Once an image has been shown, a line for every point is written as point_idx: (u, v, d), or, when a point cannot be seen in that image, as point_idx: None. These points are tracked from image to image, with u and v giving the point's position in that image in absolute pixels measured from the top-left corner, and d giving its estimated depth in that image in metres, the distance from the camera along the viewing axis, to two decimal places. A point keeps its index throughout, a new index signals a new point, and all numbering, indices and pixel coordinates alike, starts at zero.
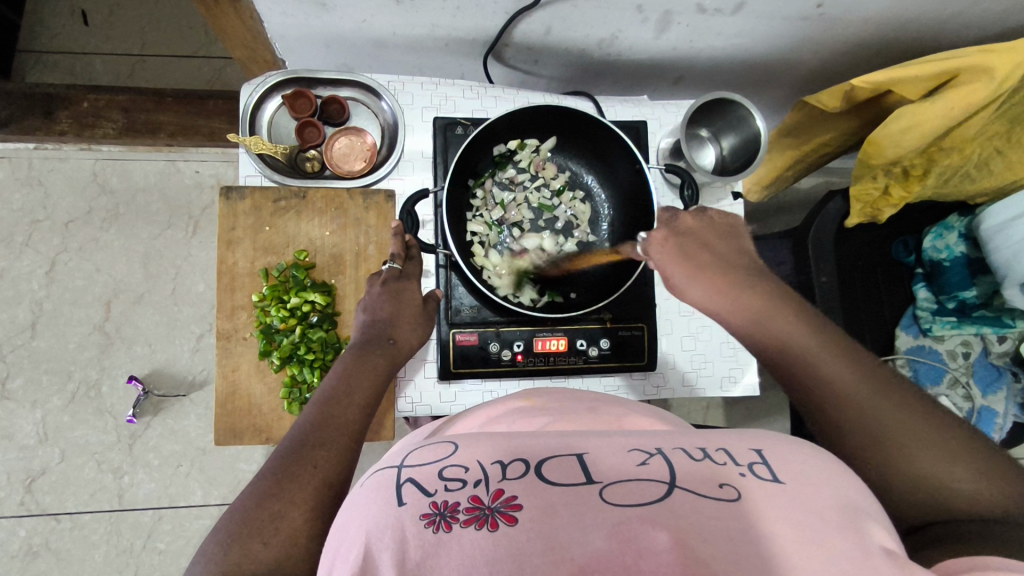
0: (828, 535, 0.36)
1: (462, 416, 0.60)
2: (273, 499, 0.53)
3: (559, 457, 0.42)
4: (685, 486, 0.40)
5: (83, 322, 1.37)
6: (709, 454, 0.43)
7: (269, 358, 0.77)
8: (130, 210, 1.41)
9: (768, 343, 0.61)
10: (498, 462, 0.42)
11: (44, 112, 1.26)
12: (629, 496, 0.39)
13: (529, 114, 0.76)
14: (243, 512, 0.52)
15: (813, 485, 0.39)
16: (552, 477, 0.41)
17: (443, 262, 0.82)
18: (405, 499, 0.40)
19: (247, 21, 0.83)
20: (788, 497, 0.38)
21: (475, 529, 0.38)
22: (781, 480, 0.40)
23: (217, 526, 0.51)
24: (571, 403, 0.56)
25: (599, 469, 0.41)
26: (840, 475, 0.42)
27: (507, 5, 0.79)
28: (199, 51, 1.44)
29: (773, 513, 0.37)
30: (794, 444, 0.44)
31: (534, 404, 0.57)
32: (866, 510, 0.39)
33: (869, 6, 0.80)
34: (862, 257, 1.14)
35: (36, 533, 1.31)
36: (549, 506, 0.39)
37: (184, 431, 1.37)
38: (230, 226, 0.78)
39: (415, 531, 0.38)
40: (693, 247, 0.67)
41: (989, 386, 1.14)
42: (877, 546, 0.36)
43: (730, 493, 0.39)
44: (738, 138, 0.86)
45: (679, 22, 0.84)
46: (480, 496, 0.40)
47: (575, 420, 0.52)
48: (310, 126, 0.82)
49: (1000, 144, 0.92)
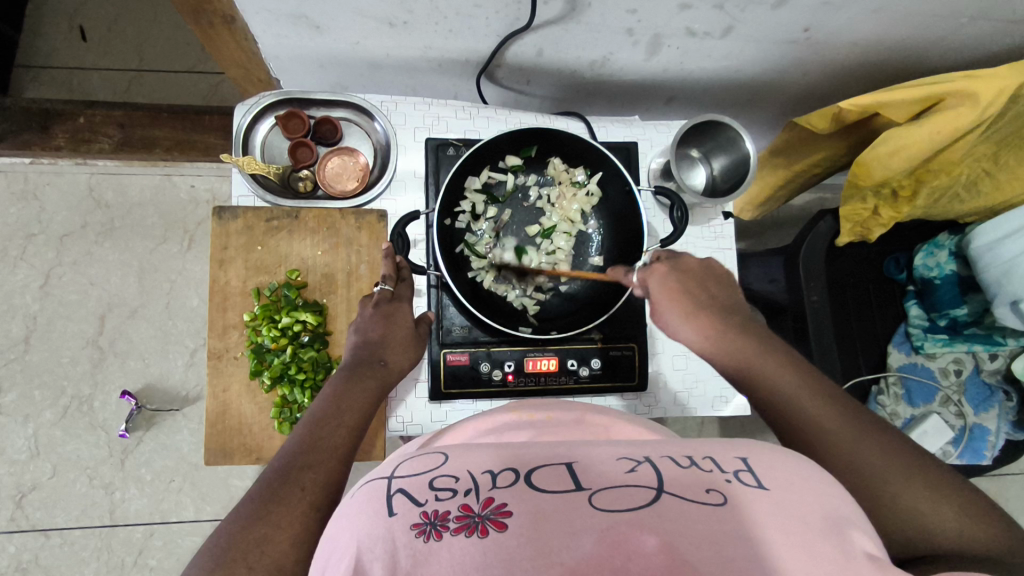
0: (811, 536, 0.34)
1: (448, 430, 0.55)
2: (258, 521, 0.51)
3: (549, 465, 0.41)
4: (671, 491, 0.38)
5: (77, 335, 1.37)
6: (695, 461, 0.41)
7: (259, 378, 0.77)
8: (125, 224, 1.41)
9: (739, 359, 0.64)
10: (489, 472, 0.41)
11: (41, 128, 1.26)
12: (620, 501, 0.37)
13: (512, 138, 0.78)
14: (228, 536, 0.50)
15: (797, 491, 0.38)
16: (542, 484, 0.39)
17: (434, 283, 0.82)
18: (396, 509, 0.38)
19: (241, 42, 0.84)
20: (772, 502, 0.36)
21: (465, 537, 0.36)
22: (766, 486, 0.38)
23: (202, 548, 0.50)
24: (563, 414, 0.54)
25: (588, 476, 0.39)
26: (826, 486, 0.40)
27: (499, 28, 0.80)
28: (196, 67, 1.45)
29: (763, 517, 0.35)
30: (775, 451, 0.42)
31: (523, 415, 0.54)
32: (849, 517, 0.37)
33: (856, 30, 0.82)
34: (854, 275, 1.14)
35: (26, 549, 1.30)
36: (537, 513, 0.37)
37: (177, 445, 1.36)
38: (223, 245, 0.79)
39: (405, 541, 0.36)
40: (688, 286, 0.70)
41: (981, 404, 1.14)
42: (860, 550, 0.34)
43: (717, 498, 0.37)
44: (728, 159, 0.87)
45: (669, 45, 0.85)
46: (470, 504, 0.38)
47: (564, 434, 0.49)
48: (303, 146, 0.82)
49: (988, 166, 0.94)
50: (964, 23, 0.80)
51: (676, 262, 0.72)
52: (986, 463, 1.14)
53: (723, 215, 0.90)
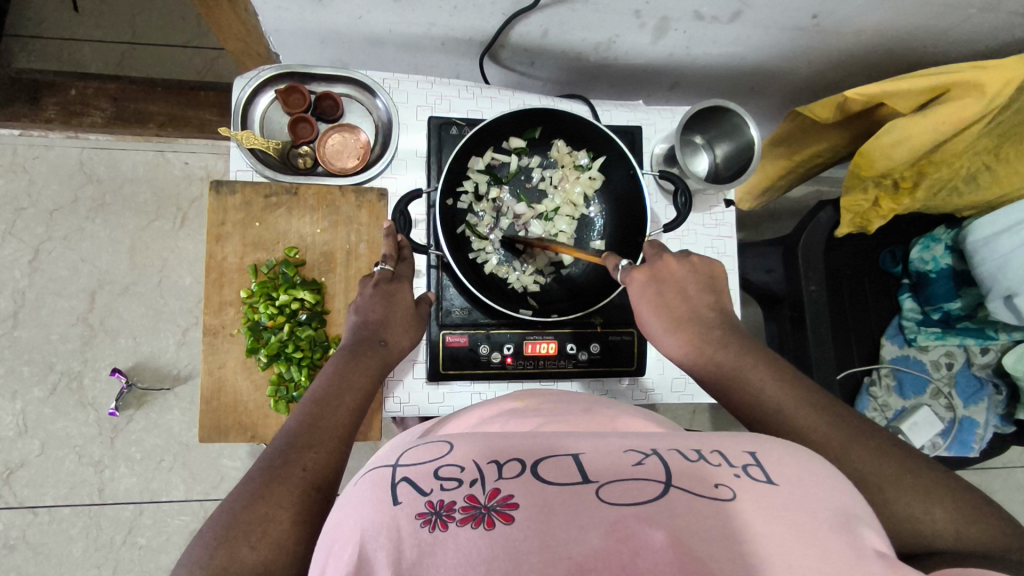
0: (823, 532, 0.34)
1: (454, 417, 0.56)
2: (260, 500, 0.51)
3: (556, 456, 0.40)
4: (679, 485, 0.37)
5: (66, 312, 1.35)
6: (703, 456, 0.40)
7: (256, 355, 0.76)
8: (117, 200, 1.38)
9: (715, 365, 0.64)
10: (494, 461, 0.40)
11: (31, 99, 1.23)
12: (627, 495, 0.37)
13: (514, 118, 0.77)
14: (229, 514, 0.50)
15: (808, 486, 0.37)
16: (548, 476, 0.38)
17: (435, 263, 0.82)
18: (401, 498, 0.38)
19: (241, 14, 0.82)
20: (782, 499, 0.36)
21: (471, 528, 0.35)
22: (776, 482, 0.37)
23: (203, 528, 0.50)
24: (567, 403, 0.54)
25: (596, 468, 0.39)
26: (835, 481, 0.39)
27: (505, 6, 0.78)
28: (190, 42, 1.42)
29: (772, 514, 0.34)
30: (786, 446, 0.42)
31: (529, 404, 0.55)
32: (856, 512, 0.37)
33: (865, 18, 0.81)
34: (851, 266, 1.15)
35: (13, 526, 1.28)
36: (544, 505, 0.36)
37: (167, 425, 1.35)
38: (220, 220, 0.77)
39: (410, 530, 0.36)
40: (671, 296, 0.69)
41: (971, 397, 1.15)
42: (869, 548, 0.34)
43: (726, 493, 0.36)
44: (732, 146, 0.86)
45: (676, 28, 0.85)
46: (476, 494, 0.37)
47: (570, 422, 0.49)
48: (303, 122, 0.81)
49: (988, 159, 0.94)
50: (972, 14, 0.80)
51: (657, 271, 0.70)
52: (974, 455, 1.15)
53: (725, 202, 0.90)
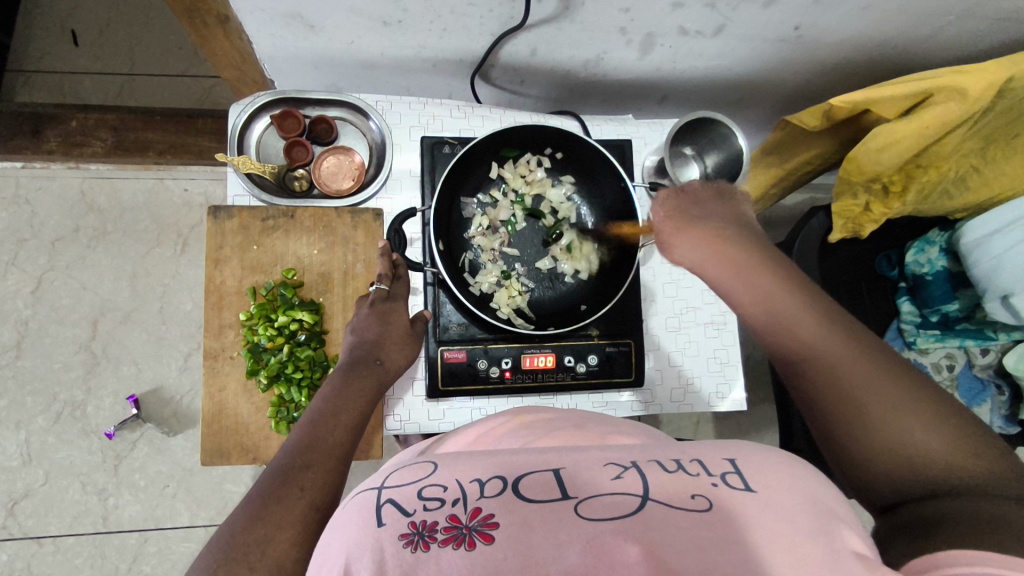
0: (800, 535, 0.34)
1: (448, 436, 0.56)
2: (259, 521, 0.51)
3: (539, 471, 0.40)
4: (657, 499, 0.37)
5: (69, 341, 1.36)
6: (683, 465, 0.40)
7: (256, 377, 0.76)
8: (118, 228, 1.40)
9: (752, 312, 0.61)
10: (477, 480, 0.40)
11: (33, 131, 1.25)
12: (604, 511, 0.37)
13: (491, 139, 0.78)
14: (228, 537, 0.49)
15: (786, 492, 0.37)
16: (529, 493, 0.38)
17: (431, 280, 0.83)
18: (384, 520, 0.38)
19: (236, 43, 0.84)
20: (762, 506, 0.36)
21: (452, 549, 0.36)
22: (755, 489, 0.37)
23: (202, 549, 0.50)
24: (562, 416, 0.55)
25: (576, 484, 0.39)
26: (816, 484, 0.39)
27: (493, 27, 0.80)
28: (188, 71, 1.44)
29: (747, 524, 0.35)
30: (769, 453, 0.42)
31: (524, 421, 0.54)
32: (838, 516, 0.37)
33: (845, 28, 0.83)
34: (846, 271, 1.16)
35: (18, 557, 1.28)
36: (524, 523, 0.36)
37: (170, 450, 1.35)
38: (218, 244, 0.79)
39: (393, 551, 0.35)
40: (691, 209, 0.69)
41: (974, 398, 1.15)
42: (848, 549, 0.34)
43: (703, 504, 0.36)
44: (721, 156, 0.87)
45: (662, 43, 0.86)
46: (458, 514, 0.37)
47: (565, 437, 0.49)
48: (299, 145, 0.82)
49: (976, 161, 0.95)
50: (951, 21, 0.82)
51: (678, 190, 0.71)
52: None
53: None
